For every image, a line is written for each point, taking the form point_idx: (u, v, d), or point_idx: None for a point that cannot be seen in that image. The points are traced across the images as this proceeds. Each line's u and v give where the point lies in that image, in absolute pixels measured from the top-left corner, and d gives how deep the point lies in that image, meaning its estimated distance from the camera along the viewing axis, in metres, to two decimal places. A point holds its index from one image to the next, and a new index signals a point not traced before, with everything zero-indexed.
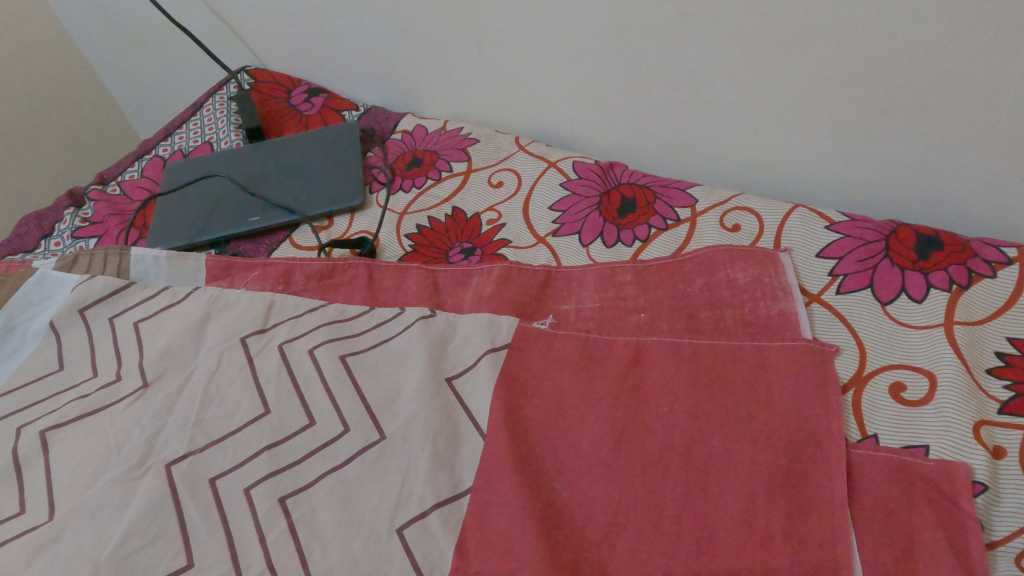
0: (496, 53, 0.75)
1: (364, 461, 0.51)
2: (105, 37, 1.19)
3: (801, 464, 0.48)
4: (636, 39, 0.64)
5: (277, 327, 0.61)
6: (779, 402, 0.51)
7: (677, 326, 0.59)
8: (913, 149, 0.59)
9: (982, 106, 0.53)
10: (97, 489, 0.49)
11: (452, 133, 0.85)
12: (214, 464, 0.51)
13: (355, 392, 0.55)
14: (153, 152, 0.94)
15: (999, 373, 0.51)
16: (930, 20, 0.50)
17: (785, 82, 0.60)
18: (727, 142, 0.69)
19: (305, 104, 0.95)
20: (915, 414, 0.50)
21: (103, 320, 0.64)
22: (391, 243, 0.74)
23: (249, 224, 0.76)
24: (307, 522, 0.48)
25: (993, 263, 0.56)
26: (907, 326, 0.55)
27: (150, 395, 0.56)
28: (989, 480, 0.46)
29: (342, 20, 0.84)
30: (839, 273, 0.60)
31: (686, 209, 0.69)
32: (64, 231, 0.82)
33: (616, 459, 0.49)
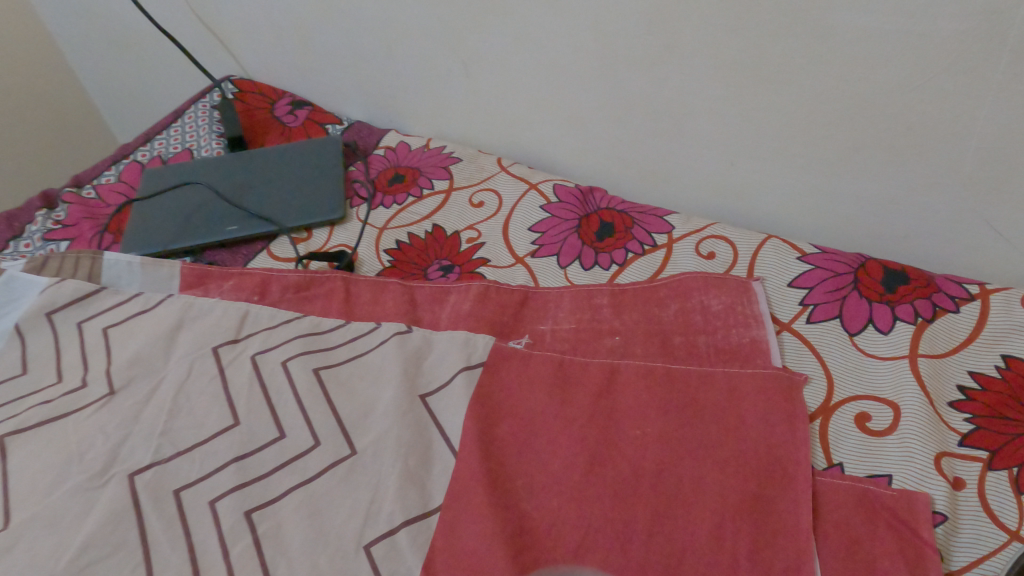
0: (481, 75, 0.76)
1: (334, 476, 0.50)
2: (88, 40, 1.18)
3: (767, 490, 0.48)
4: (619, 68, 0.66)
5: (251, 337, 0.61)
6: (748, 429, 0.52)
7: (651, 350, 0.60)
8: (883, 186, 0.61)
9: (948, 147, 0.55)
10: (57, 497, 0.48)
11: (435, 151, 0.86)
12: (180, 475, 0.50)
13: (327, 406, 0.55)
14: (131, 157, 0.93)
15: (961, 407, 0.52)
16: (900, 65, 0.52)
17: (761, 116, 0.62)
18: (706, 172, 0.70)
19: (289, 116, 0.95)
20: (879, 444, 0.51)
21: (70, 324, 0.62)
22: (370, 257, 0.74)
23: (226, 233, 0.75)
24: (272, 537, 0.47)
25: (956, 299, 0.58)
26: (875, 357, 0.56)
27: (116, 402, 0.55)
28: (948, 510, 0.47)
29: (329, 36, 0.84)
30: (809, 303, 0.61)
31: (662, 235, 0.70)
32: (35, 233, 0.80)
33: (587, 479, 0.50)
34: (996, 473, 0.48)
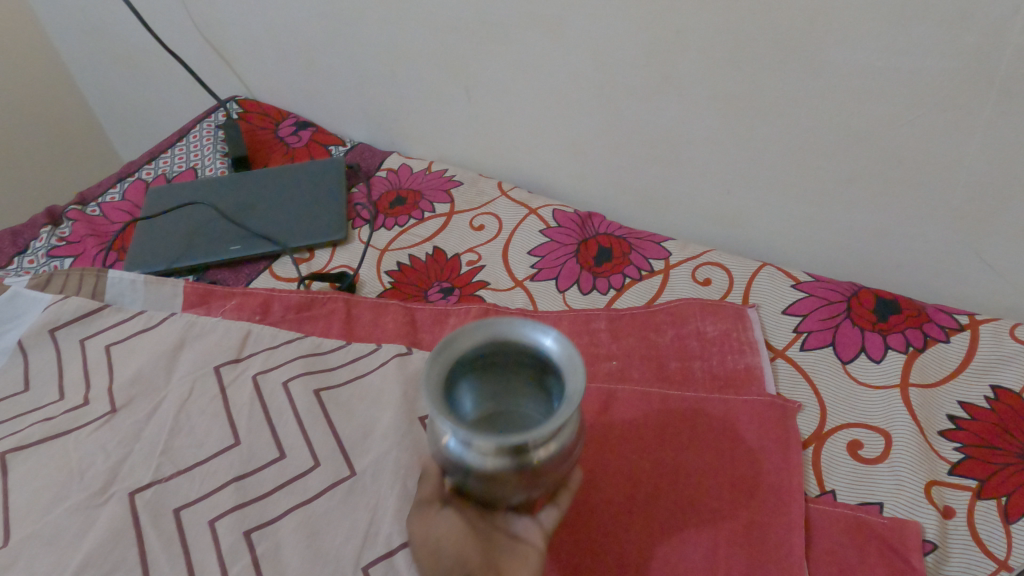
0: (483, 100, 0.78)
1: (333, 497, 0.51)
2: (95, 59, 1.20)
3: (760, 516, 0.49)
4: (618, 97, 0.67)
5: (252, 357, 0.62)
6: (741, 455, 0.53)
7: (648, 375, 0.61)
8: (875, 217, 0.62)
9: (937, 181, 0.57)
10: (57, 515, 0.48)
11: (437, 174, 0.87)
12: (179, 494, 0.50)
13: (327, 427, 0.56)
14: (136, 175, 0.94)
15: (951, 436, 0.53)
16: (891, 100, 0.54)
17: (757, 146, 0.63)
18: (702, 200, 0.72)
19: (293, 137, 0.96)
20: (871, 471, 0.52)
21: (73, 341, 0.63)
22: (371, 279, 0.75)
23: (230, 253, 0.76)
24: (271, 557, 0.48)
25: (947, 329, 0.59)
26: (867, 385, 0.57)
27: (117, 420, 0.56)
28: (938, 539, 0.47)
29: (335, 60, 0.86)
30: (803, 330, 0.62)
31: (659, 261, 0.71)
32: (39, 249, 0.81)
33: (583, 504, 0.50)
34: (985, 502, 0.49)
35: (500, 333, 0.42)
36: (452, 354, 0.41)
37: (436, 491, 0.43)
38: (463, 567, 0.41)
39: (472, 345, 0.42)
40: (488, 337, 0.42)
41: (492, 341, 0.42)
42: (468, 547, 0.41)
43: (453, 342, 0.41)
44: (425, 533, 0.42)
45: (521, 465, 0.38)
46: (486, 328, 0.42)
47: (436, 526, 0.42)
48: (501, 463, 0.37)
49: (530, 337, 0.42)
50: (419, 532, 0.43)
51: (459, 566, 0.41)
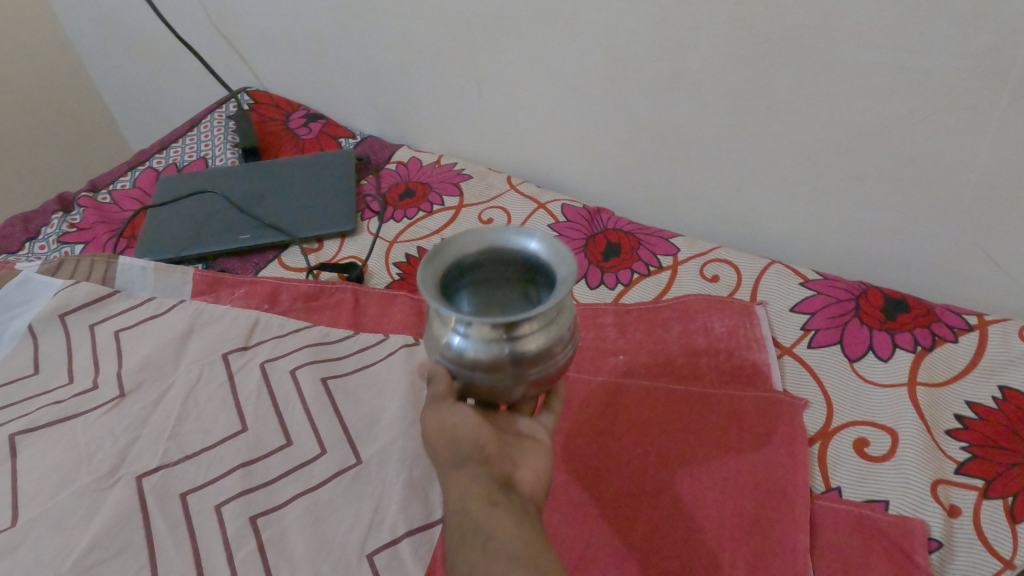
0: (494, 94, 0.78)
1: (338, 485, 0.51)
2: (108, 49, 1.20)
3: (766, 511, 0.49)
4: (629, 92, 0.67)
5: (260, 344, 0.62)
6: (746, 450, 0.53)
7: (654, 370, 0.61)
8: (885, 216, 0.62)
9: (948, 181, 0.56)
10: (65, 497, 0.49)
11: (446, 167, 0.87)
12: (186, 479, 0.51)
13: (334, 416, 0.56)
14: (147, 164, 0.94)
15: (958, 435, 0.53)
16: (903, 98, 0.54)
17: (768, 144, 0.63)
18: (712, 197, 0.72)
19: (303, 128, 0.97)
20: (877, 469, 0.52)
21: (82, 326, 0.64)
22: (379, 270, 0.75)
23: (239, 242, 0.77)
24: (276, 542, 0.48)
25: (955, 328, 0.59)
26: (874, 384, 0.57)
27: (126, 405, 0.56)
28: (943, 537, 0.47)
29: (346, 52, 0.86)
30: (811, 328, 0.62)
31: (668, 257, 0.71)
32: (50, 235, 0.81)
33: (589, 497, 0.51)
34: (990, 502, 0.48)
35: (492, 240, 0.46)
36: (446, 258, 0.44)
37: (446, 389, 0.45)
38: (481, 453, 0.43)
39: (466, 252, 0.45)
40: (481, 244, 0.45)
41: (486, 249, 0.46)
42: (483, 435, 0.43)
43: (448, 247, 0.44)
44: (439, 427, 0.44)
45: (514, 353, 0.41)
46: (480, 235, 0.46)
47: (451, 420, 0.44)
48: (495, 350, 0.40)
49: (520, 243, 0.45)
50: (434, 426, 0.44)
51: (476, 452, 0.42)
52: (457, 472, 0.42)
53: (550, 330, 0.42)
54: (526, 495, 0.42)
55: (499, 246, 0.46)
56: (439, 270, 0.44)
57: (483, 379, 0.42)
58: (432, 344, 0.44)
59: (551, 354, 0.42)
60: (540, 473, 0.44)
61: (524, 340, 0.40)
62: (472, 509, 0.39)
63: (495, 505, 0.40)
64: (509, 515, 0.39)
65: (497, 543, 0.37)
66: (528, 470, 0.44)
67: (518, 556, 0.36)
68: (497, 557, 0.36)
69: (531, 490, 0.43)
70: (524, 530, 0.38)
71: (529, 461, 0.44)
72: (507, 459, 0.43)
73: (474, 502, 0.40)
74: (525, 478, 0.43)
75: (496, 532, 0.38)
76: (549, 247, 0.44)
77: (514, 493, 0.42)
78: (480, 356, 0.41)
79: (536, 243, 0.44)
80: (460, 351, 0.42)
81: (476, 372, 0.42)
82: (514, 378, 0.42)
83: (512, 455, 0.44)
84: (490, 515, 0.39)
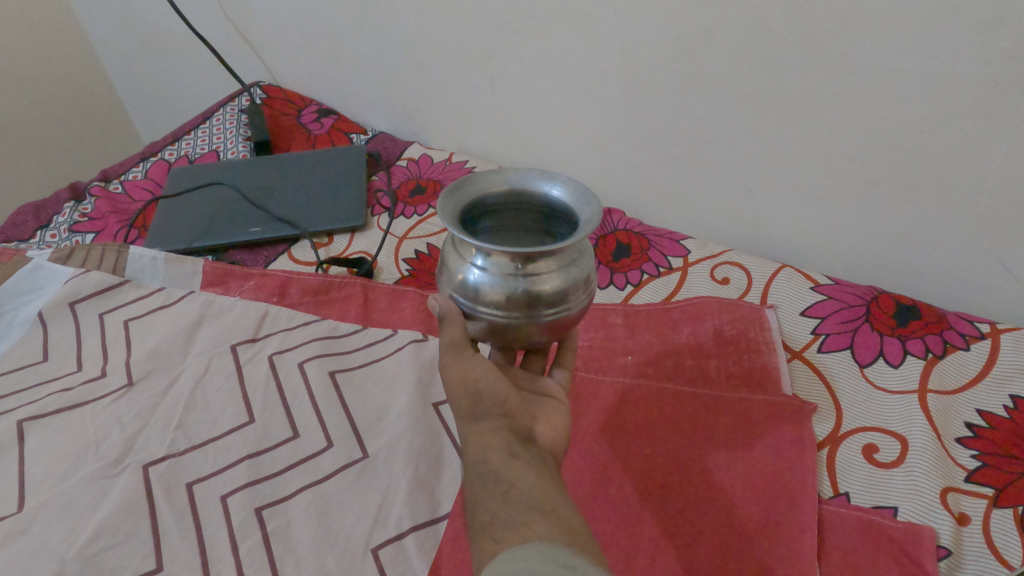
0: (507, 93, 0.78)
1: (344, 478, 0.51)
2: (123, 42, 1.21)
3: (775, 516, 0.49)
4: (643, 94, 0.67)
5: (269, 337, 0.62)
6: (754, 453, 0.53)
7: (663, 371, 0.61)
8: (898, 222, 0.62)
9: (962, 188, 0.56)
10: (72, 483, 0.49)
11: (457, 165, 0.87)
12: (192, 469, 0.51)
13: (342, 410, 0.56)
14: (159, 155, 0.94)
15: (968, 443, 0.52)
16: (920, 104, 0.53)
17: (782, 147, 0.63)
18: (723, 199, 0.72)
19: (315, 123, 0.97)
20: (886, 475, 0.51)
21: (92, 315, 0.64)
22: (389, 265, 0.75)
23: (249, 234, 0.77)
24: (282, 534, 0.48)
25: (967, 337, 0.58)
26: (884, 391, 0.56)
27: (134, 394, 0.56)
28: (952, 545, 0.47)
29: (360, 48, 0.86)
30: (821, 333, 0.62)
31: (678, 259, 0.71)
32: (61, 224, 0.81)
33: (597, 496, 0.51)
34: (1000, 511, 0.48)
35: (516, 185, 0.45)
36: (468, 194, 0.44)
37: (463, 335, 0.41)
38: (501, 406, 0.40)
39: (489, 191, 0.45)
40: (504, 187, 0.45)
41: (508, 193, 0.46)
42: (503, 388, 0.41)
43: (472, 183, 0.44)
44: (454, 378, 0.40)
45: (529, 287, 0.39)
46: (504, 178, 0.46)
47: (471, 367, 0.40)
48: (511, 279, 0.39)
49: (542, 188, 0.45)
50: (452, 373, 0.40)
51: (497, 405, 0.40)
52: (477, 424, 0.39)
53: (567, 272, 0.41)
54: (545, 449, 0.40)
55: (522, 191, 0.46)
56: (460, 204, 0.43)
57: (495, 315, 0.40)
58: (446, 281, 0.43)
59: (567, 298, 0.41)
60: (558, 429, 0.42)
61: (542, 278, 0.39)
62: (492, 460, 0.37)
63: (516, 457, 0.37)
64: (532, 468, 0.36)
65: (519, 493, 0.35)
66: (546, 425, 0.42)
67: (542, 507, 0.34)
68: (519, 508, 0.34)
69: (550, 446, 0.41)
70: (547, 483, 0.36)
71: (547, 418, 0.43)
72: (526, 413, 0.41)
73: (494, 455, 0.37)
74: (544, 434, 0.41)
75: (518, 483, 0.35)
76: (573, 194, 0.44)
77: (534, 447, 0.39)
78: (496, 289, 0.40)
79: (561, 190, 0.44)
80: (474, 285, 0.40)
81: (489, 307, 0.40)
82: (527, 315, 0.40)
83: (531, 411, 0.42)
84: (511, 466, 0.36)
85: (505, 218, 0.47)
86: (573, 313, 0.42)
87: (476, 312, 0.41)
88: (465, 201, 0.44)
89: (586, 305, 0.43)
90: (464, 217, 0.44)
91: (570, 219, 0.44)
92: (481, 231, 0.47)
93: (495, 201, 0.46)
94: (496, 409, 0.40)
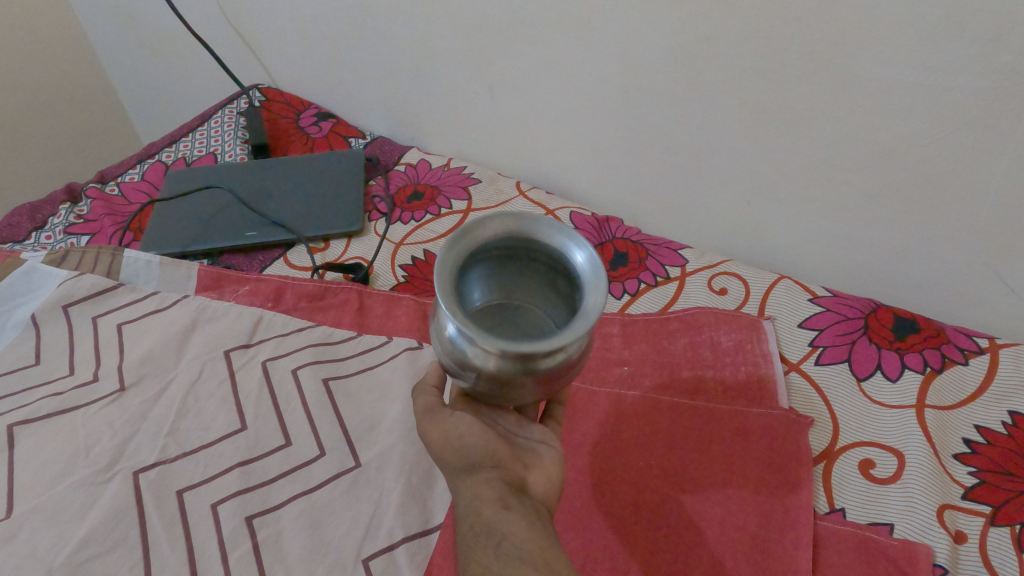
0: (507, 99, 0.77)
1: (337, 488, 0.51)
2: (122, 42, 1.20)
3: (768, 530, 0.48)
4: (643, 103, 0.67)
5: (262, 343, 0.62)
6: (749, 467, 0.52)
7: (659, 383, 0.60)
8: (898, 235, 0.62)
9: (962, 203, 0.56)
10: (60, 490, 0.48)
11: (455, 171, 0.87)
12: (183, 476, 0.50)
13: (334, 418, 0.56)
14: (156, 157, 0.94)
15: (965, 459, 0.52)
16: (920, 117, 0.53)
17: (782, 157, 0.63)
18: (722, 210, 0.71)
19: (313, 127, 0.97)
20: (883, 491, 0.51)
21: (85, 318, 0.63)
22: (385, 272, 0.75)
23: (245, 238, 0.76)
24: (272, 544, 0.48)
25: (966, 351, 0.58)
26: (881, 405, 0.56)
27: (126, 399, 0.56)
28: (949, 564, 0.46)
29: (359, 52, 0.86)
30: (819, 345, 0.61)
31: (675, 268, 0.71)
32: (56, 225, 0.81)
33: (589, 505, 0.50)
34: (997, 529, 0.48)
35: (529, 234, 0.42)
36: (475, 239, 0.41)
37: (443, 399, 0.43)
38: (492, 457, 0.39)
39: (498, 236, 0.42)
40: (516, 231, 0.42)
41: (519, 236, 0.42)
42: (493, 439, 0.40)
43: (479, 228, 0.41)
44: (445, 437, 0.41)
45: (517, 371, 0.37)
46: (519, 221, 0.42)
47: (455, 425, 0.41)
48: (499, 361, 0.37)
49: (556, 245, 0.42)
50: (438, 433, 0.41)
51: (488, 458, 0.39)
52: (468, 480, 0.39)
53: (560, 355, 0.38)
54: (539, 501, 0.39)
55: (534, 239, 0.42)
56: (464, 251, 0.40)
57: (478, 386, 0.39)
58: (435, 330, 0.41)
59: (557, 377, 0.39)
60: (554, 478, 0.41)
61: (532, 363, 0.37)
62: (484, 514, 0.37)
63: (509, 509, 0.37)
64: (525, 521, 0.36)
65: (512, 547, 0.35)
66: (540, 473, 0.41)
67: (535, 563, 0.33)
68: (513, 562, 0.34)
69: (545, 496, 0.40)
70: (540, 537, 0.35)
71: (542, 465, 0.41)
72: (519, 462, 0.40)
73: (487, 508, 0.37)
74: (538, 484, 0.40)
75: (510, 536, 0.35)
76: (588, 266, 0.40)
77: (528, 499, 0.39)
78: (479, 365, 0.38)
79: (578, 256, 0.41)
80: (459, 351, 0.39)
81: (473, 375, 0.39)
82: (509, 394, 0.39)
83: (525, 460, 0.41)
84: (503, 520, 0.36)
85: (513, 257, 0.45)
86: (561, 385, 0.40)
87: (460, 375, 0.40)
88: (469, 248, 0.41)
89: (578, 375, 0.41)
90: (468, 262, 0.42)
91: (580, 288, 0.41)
92: (486, 265, 0.45)
93: (504, 242, 0.43)
94: (487, 460, 0.39)
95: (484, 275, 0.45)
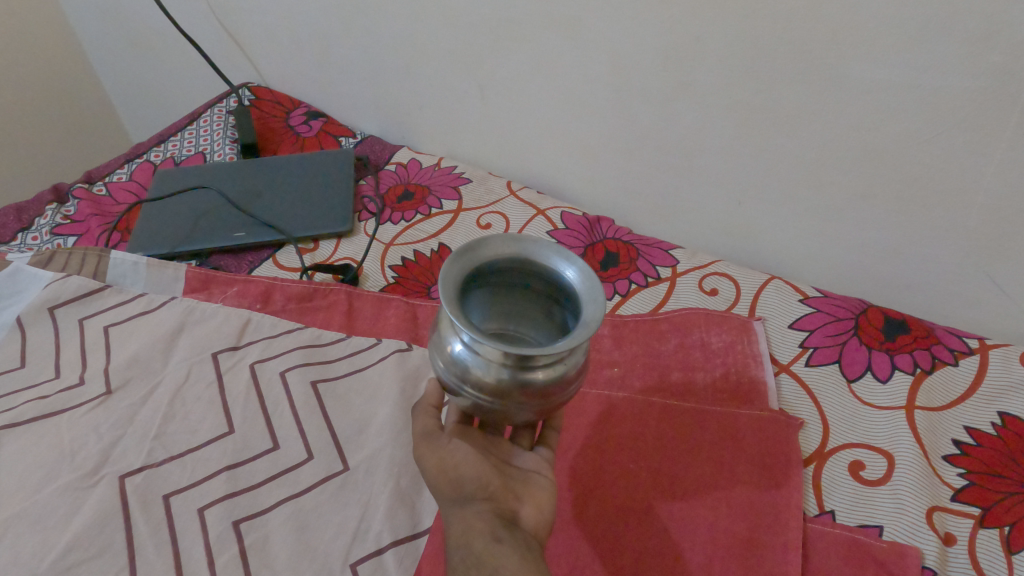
0: (496, 98, 0.77)
1: (324, 492, 0.51)
2: (111, 40, 1.19)
3: (760, 533, 0.48)
4: (633, 102, 0.66)
5: (250, 345, 0.61)
6: (741, 469, 0.52)
7: (650, 385, 0.60)
8: (889, 236, 0.62)
9: (951, 203, 0.56)
10: (45, 495, 0.48)
11: (446, 170, 0.87)
12: (170, 480, 0.50)
13: (322, 421, 0.55)
14: (144, 157, 0.93)
15: (955, 461, 0.52)
16: (911, 117, 0.53)
17: (773, 158, 0.62)
18: (713, 210, 0.71)
19: (304, 126, 0.96)
20: (872, 492, 0.51)
21: (71, 320, 0.63)
22: (375, 272, 0.74)
23: (234, 239, 0.76)
24: (259, 548, 0.47)
25: (956, 352, 0.58)
26: (872, 406, 0.56)
27: (112, 402, 0.55)
28: (938, 565, 0.46)
29: (349, 51, 0.85)
30: (809, 346, 0.61)
31: (666, 269, 0.71)
32: (43, 226, 0.80)
33: (581, 510, 0.50)
34: (987, 531, 0.48)
35: (527, 254, 0.43)
36: (477, 259, 0.42)
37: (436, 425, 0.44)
38: (485, 489, 0.39)
39: (499, 256, 0.43)
40: (516, 253, 0.43)
41: (519, 259, 0.43)
42: (486, 471, 0.40)
43: (481, 246, 0.42)
44: (440, 465, 0.41)
45: (519, 379, 0.38)
46: (519, 244, 0.43)
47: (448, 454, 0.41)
48: (502, 368, 0.37)
49: (555, 264, 0.43)
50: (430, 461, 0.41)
51: (480, 488, 0.39)
52: (458, 510, 0.39)
53: (561, 367, 0.38)
54: (531, 532, 0.39)
55: (533, 262, 0.43)
56: (467, 268, 0.41)
57: (478, 400, 0.39)
58: (436, 346, 0.42)
59: (557, 389, 0.39)
60: (546, 509, 0.41)
61: (533, 370, 0.37)
62: (474, 546, 0.36)
63: (499, 541, 0.36)
64: (516, 552, 0.36)
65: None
66: (533, 505, 0.41)
67: None
68: None
69: (537, 528, 0.40)
70: (532, 567, 0.35)
71: (536, 496, 0.41)
72: (511, 492, 0.40)
73: (478, 540, 0.36)
74: (530, 515, 0.40)
75: (500, 568, 0.35)
76: (586, 281, 0.41)
77: (519, 531, 0.38)
78: (482, 375, 0.38)
79: (576, 273, 0.42)
80: (461, 361, 0.39)
81: (474, 387, 0.39)
82: (510, 407, 0.39)
83: (517, 490, 0.41)
84: (494, 551, 0.35)
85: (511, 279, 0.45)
86: (560, 401, 0.40)
87: (461, 390, 0.40)
88: (471, 266, 0.41)
89: (576, 392, 0.41)
90: (470, 280, 0.42)
91: (578, 307, 0.42)
92: (484, 290, 0.45)
93: (504, 265, 0.44)
94: (480, 491, 0.39)
95: (481, 300, 0.46)
